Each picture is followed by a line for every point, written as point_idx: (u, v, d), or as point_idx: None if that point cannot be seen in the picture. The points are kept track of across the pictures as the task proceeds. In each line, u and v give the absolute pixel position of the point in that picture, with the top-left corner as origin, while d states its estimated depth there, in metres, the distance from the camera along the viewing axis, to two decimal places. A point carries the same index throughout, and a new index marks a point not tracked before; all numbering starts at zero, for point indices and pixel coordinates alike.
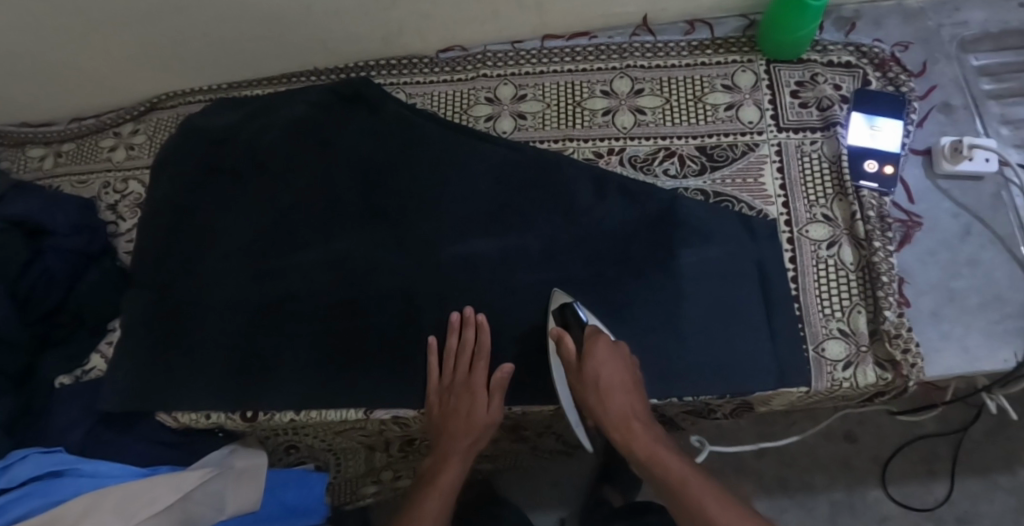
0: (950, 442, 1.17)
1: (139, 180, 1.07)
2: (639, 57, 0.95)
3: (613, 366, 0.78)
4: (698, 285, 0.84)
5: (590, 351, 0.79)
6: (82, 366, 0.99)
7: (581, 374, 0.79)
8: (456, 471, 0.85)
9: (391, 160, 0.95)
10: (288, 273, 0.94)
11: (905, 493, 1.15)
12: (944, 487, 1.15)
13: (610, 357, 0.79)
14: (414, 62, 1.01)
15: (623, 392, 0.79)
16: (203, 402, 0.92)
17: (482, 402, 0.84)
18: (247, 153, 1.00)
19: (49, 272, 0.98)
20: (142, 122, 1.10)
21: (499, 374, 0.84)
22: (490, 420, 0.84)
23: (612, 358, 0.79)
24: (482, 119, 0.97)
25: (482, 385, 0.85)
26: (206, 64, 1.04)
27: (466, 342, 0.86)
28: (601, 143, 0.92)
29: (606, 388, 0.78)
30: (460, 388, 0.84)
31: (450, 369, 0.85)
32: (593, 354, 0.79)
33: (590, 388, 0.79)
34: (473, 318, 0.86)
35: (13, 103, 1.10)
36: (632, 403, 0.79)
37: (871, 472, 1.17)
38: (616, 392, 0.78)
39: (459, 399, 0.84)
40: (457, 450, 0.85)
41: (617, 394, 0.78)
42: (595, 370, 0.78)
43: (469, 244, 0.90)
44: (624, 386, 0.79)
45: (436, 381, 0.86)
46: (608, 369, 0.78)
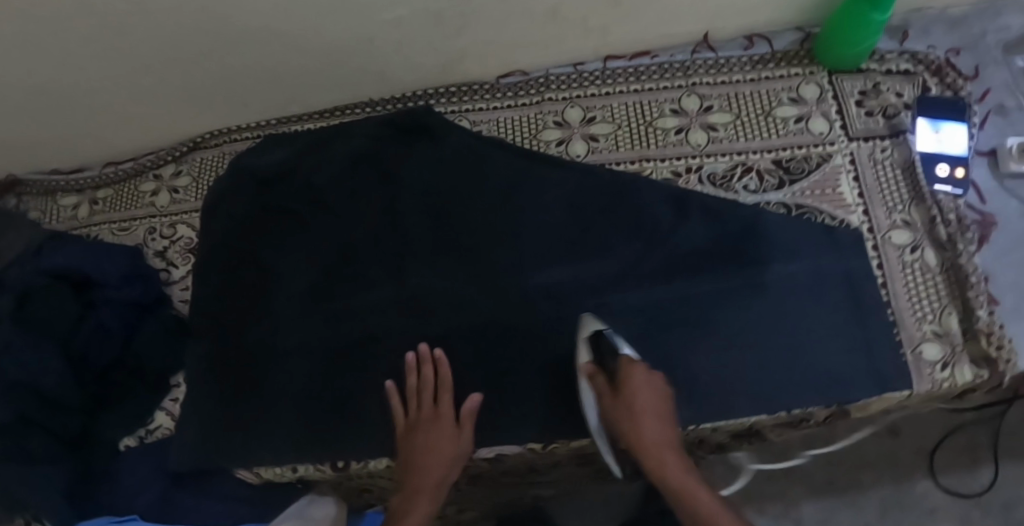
0: (987, 431, 1.19)
1: (188, 224, 1.02)
2: (703, 75, 0.96)
3: (651, 399, 0.79)
4: (791, 299, 0.85)
5: (624, 380, 0.80)
6: (146, 425, 0.94)
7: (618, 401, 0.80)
8: (421, 512, 0.80)
9: (462, 191, 0.93)
10: (364, 314, 0.90)
11: (953, 481, 1.17)
12: (989, 472, 1.17)
13: (650, 391, 0.80)
14: (474, 88, 0.99)
15: (657, 422, 0.79)
16: (287, 455, 0.88)
17: (450, 434, 0.83)
18: (306, 192, 0.96)
19: (102, 325, 0.93)
20: (184, 164, 1.05)
21: (469, 405, 0.83)
22: (456, 450, 0.83)
23: (652, 391, 0.80)
24: (552, 143, 0.96)
25: (450, 417, 0.84)
26: (253, 100, 1.00)
27: (426, 378, 0.85)
28: (678, 162, 0.92)
29: (643, 416, 0.79)
30: (426, 423, 0.83)
31: (414, 407, 0.84)
32: (630, 380, 0.80)
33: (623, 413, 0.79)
34: (429, 353, 0.86)
35: (44, 148, 1.04)
36: (664, 439, 0.80)
37: (918, 464, 1.19)
38: (650, 426, 0.79)
39: (427, 432, 0.83)
40: (421, 487, 0.81)
41: (651, 429, 0.79)
42: (633, 394, 0.79)
43: (556, 273, 0.88)
44: (660, 414, 0.79)
45: (401, 420, 0.84)
46: (644, 395, 0.79)
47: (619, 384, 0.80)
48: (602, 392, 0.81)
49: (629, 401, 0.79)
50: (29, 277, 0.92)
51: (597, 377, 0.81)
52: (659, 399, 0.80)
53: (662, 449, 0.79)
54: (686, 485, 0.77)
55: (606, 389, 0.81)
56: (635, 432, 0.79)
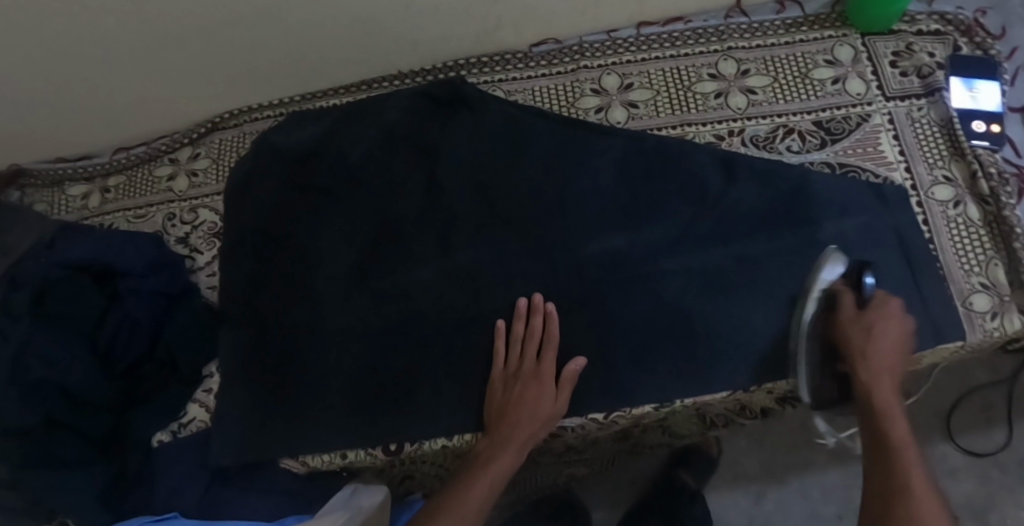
0: (1003, 391, 1.18)
1: (210, 208, 0.98)
2: (738, 39, 0.96)
3: (895, 332, 0.78)
4: (845, 256, 0.84)
5: (877, 311, 0.79)
6: (179, 419, 0.89)
7: (857, 324, 0.79)
8: (509, 461, 0.79)
9: (504, 162, 0.91)
10: (411, 291, 0.87)
11: (970, 441, 1.16)
12: (1003, 432, 1.16)
13: (893, 326, 0.78)
14: (506, 57, 0.97)
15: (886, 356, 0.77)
16: (336, 441, 0.85)
17: (548, 392, 0.82)
18: (339, 169, 0.93)
19: (130, 317, 0.88)
20: (201, 146, 1.01)
21: (572, 367, 0.82)
22: (551, 412, 0.81)
23: (894, 326, 0.79)
24: (591, 111, 0.94)
25: (550, 374, 0.82)
26: (278, 75, 0.96)
27: (534, 329, 0.83)
28: (720, 126, 0.91)
29: (879, 340, 0.78)
30: (527, 374, 0.82)
31: (517, 355, 0.83)
32: (883, 313, 0.79)
33: (862, 338, 0.78)
34: (542, 306, 0.84)
35: (51, 133, 0.98)
36: (894, 372, 0.77)
37: (936, 426, 1.17)
38: (879, 354, 0.77)
39: (525, 385, 0.81)
40: (514, 439, 0.80)
41: (875, 352, 0.77)
42: (881, 325, 0.78)
43: (608, 240, 0.86)
44: (898, 349, 0.78)
45: (501, 366, 0.83)
46: (887, 327, 0.78)
47: (872, 310, 0.79)
48: (845, 313, 0.80)
49: (875, 325, 0.78)
50: (45, 269, 0.86)
51: (847, 297, 0.80)
52: (901, 336, 0.78)
53: (886, 384, 0.77)
54: (890, 420, 0.74)
55: (851, 310, 0.80)
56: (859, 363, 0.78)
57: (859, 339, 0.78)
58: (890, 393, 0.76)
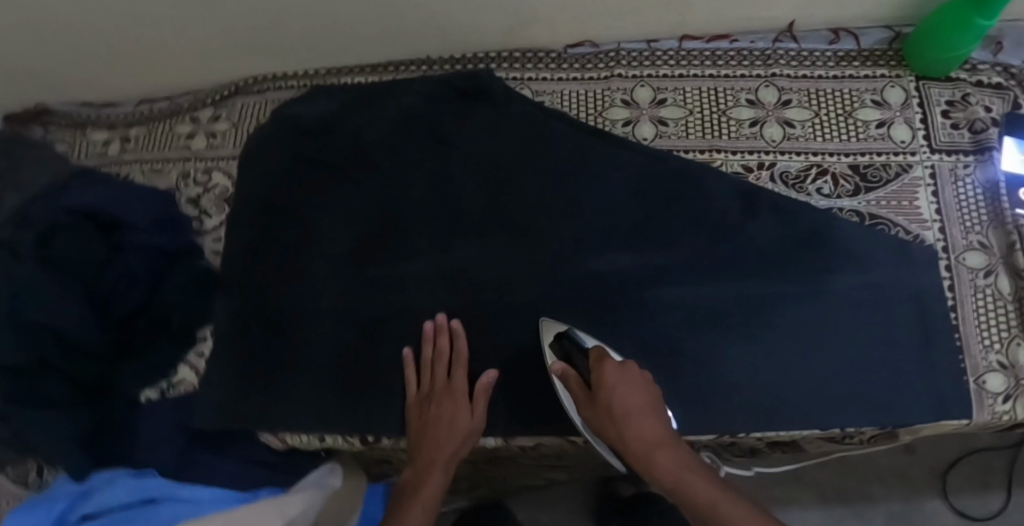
0: (1004, 457, 1.13)
1: (224, 171, 0.98)
2: (784, 66, 0.91)
3: (628, 394, 0.72)
4: (839, 317, 0.82)
5: (600, 373, 0.74)
6: (169, 378, 0.91)
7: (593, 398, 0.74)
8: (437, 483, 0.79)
9: (520, 164, 0.88)
10: (406, 284, 0.86)
11: (964, 503, 1.12)
12: (999, 499, 1.12)
13: (627, 382, 0.73)
14: (540, 56, 0.93)
15: (642, 414, 0.71)
16: (311, 425, 0.84)
17: (463, 409, 0.82)
18: (353, 148, 0.92)
19: (130, 272, 0.90)
20: (223, 108, 1.00)
21: (484, 380, 0.82)
22: (471, 426, 0.81)
23: (635, 383, 0.73)
24: (618, 123, 0.90)
25: (462, 392, 0.82)
26: (305, 45, 0.95)
27: (440, 350, 0.83)
28: (751, 156, 0.87)
29: (621, 404, 0.72)
30: (440, 395, 0.82)
31: (427, 377, 0.83)
32: (607, 378, 0.73)
33: (603, 415, 0.73)
34: (446, 325, 0.84)
35: (81, 76, 1.00)
36: (657, 433, 0.70)
37: (930, 483, 1.13)
38: (630, 417, 0.71)
39: (440, 406, 0.81)
40: (435, 459, 0.80)
41: (648, 420, 0.71)
42: (615, 393, 0.72)
43: (611, 260, 0.85)
44: (644, 407, 0.72)
45: (414, 391, 0.83)
46: (624, 389, 0.73)
47: (591, 383, 0.75)
48: (576, 391, 0.76)
49: (598, 396, 0.73)
50: (54, 213, 0.89)
51: (574, 374, 0.77)
52: (644, 393, 0.73)
53: (669, 444, 0.70)
54: (681, 482, 0.67)
55: (580, 384, 0.76)
56: (621, 436, 0.71)
57: (608, 411, 0.72)
58: (666, 449, 0.69)
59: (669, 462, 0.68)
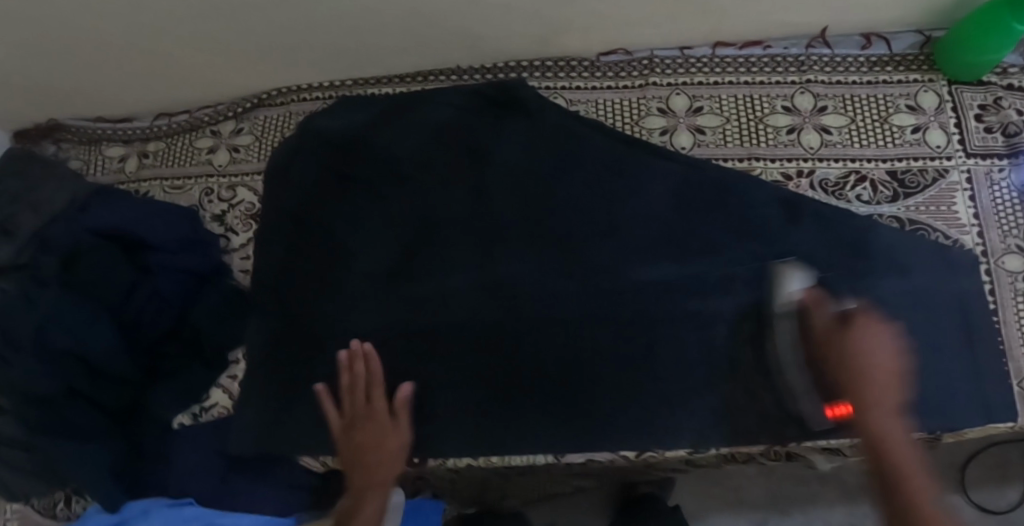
0: None
1: (249, 187, 0.95)
2: (818, 72, 0.90)
3: (881, 352, 0.75)
4: (901, 317, 0.80)
5: (861, 325, 0.76)
6: (201, 402, 0.88)
7: (840, 342, 0.76)
8: (374, 504, 0.84)
9: (558, 176, 0.87)
10: (446, 302, 0.84)
11: (982, 496, 1.13)
12: (1018, 491, 1.12)
13: (878, 342, 0.76)
14: (572, 64, 0.92)
15: (890, 376, 0.75)
16: (360, 447, 0.84)
17: (389, 427, 0.84)
18: (383, 162, 0.90)
19: (158, 293, 0.87)
20: (246, 121, 0.98)
21: (402, 398, 0.83)
22: (392, 442, 0.84)
23: (890, 344, 0.76)
24: (655, 132, 0.90)
25: (384, 411, 0.84)
26: (329, 57, 0.92)
27: (358, 375, 0.83)
28: (790, 164, 0.87)
29: (875, 356, 0.75)
30: (364, 420, 0.83)
31: (348, 403, 0.84)
32: (869, 328, 0.76)
33: (844, 359, 0.75)
34: (360, 348, 0.83)
35: (95, 92, 0.97)
36: (894, 392, 0.74)
37: (951, 478, 1.13)
38: (875, 373, 0.75)
39: (367, 430, 0.83)
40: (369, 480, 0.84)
41: (879, 379, 0.74)
42: (865, 347, 0.75)
43: (653, 272, 0.84)
44: (892, 369, 0.75)
45: (338, 421, 0.84)
46: (878, 344, 0.75)
47: (851, 328, 0.76)
48: (818, 326, 0.78)
49: (852, 344, 0.76)
50: (73, 234, 0.88)
51: (823, 311, 0.78)
52: (893, 357, 0.76)
53: (892, 408, 0.74)
54: (890, 443, 0.71)
55: (827, 329, 0.77)
56: (875, 381, 0.74)
57: (845, 359, 0.75)
58: (888, 412, 0.73)
59: (892, 426, 0.72)
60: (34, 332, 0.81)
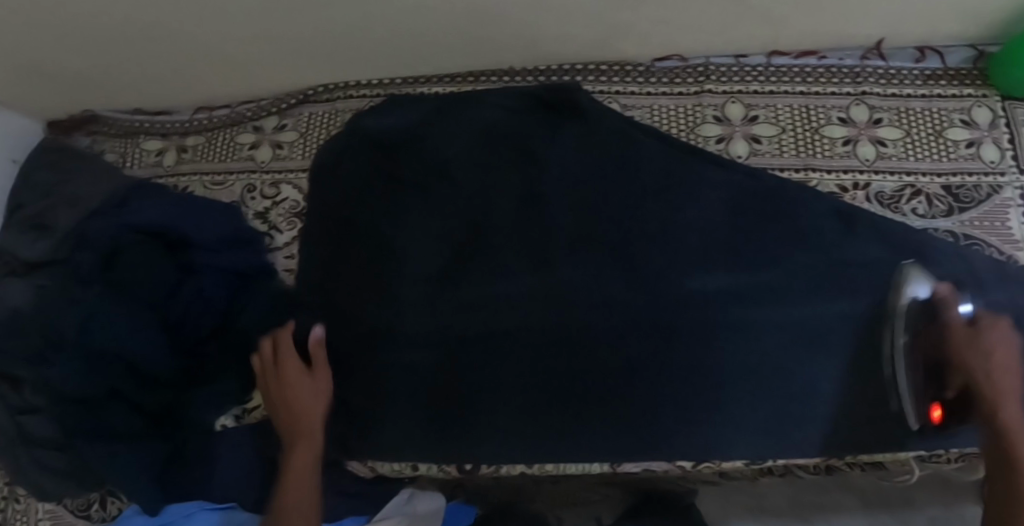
0: None
1: (294, 184, 0.94)
2: (874, 84, 0.90)
3: (1008, 355, 0.77)
4: None
5: (993, 330, 0.78)
6: (244, 402, 0.88)
7: (977, 351, 0.77)
8: (306, 475, 0.79)
9: (614, 180, 0.85)
10: (501, 306, 0.83)
11: None
12: None
13: (1010, 344, 0.77)
14: (627, 69, 0.92)
15: (1007, 376, 0.76)
16: (407, 452, 0.83)
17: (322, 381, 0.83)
18: (432, 162, 0.88)
19: (201, 293, 0.85)
20: (289, 117, 0.96)
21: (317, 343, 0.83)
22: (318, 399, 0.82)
23: (1007, 341, 0.78)
24: (711, 140, 0.89)
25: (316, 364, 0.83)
26: (381, 54, 0.91)
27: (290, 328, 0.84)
28: (846, 176, 0.87)
29: (1003, 363, 0.76)
30: (297, 372, 0.82)
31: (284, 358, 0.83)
32: (996, 336, 0.78)
33: (979, 368, 0.76)
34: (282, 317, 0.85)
35: (137, 84, 0.95)
36: (1013, 395, 0.76)
37: None
38: (999, 377, 0.76)
39: (302, 381, 0.82)
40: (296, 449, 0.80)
41: (1004, 381, 0.76)
42: (999, 353, 0.77)
43: (712, 279, 0.82)
44: (1014, 370, 0.76)
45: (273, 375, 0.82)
46: (1003, 350, 0.77)
47: (980, 331, 0.78)
48: (947, 334, 0.78)
49: (981, 350, 0.77)
50: (114, 232, 0.85)
51: (954, 313, 0.78)
52: (1013, 357, 0.77)
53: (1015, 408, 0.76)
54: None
55: (964, 333, 0.78)
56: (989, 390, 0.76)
57: (975, 368, 0.77)
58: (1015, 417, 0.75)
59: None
60: (77, 331, 0.79)
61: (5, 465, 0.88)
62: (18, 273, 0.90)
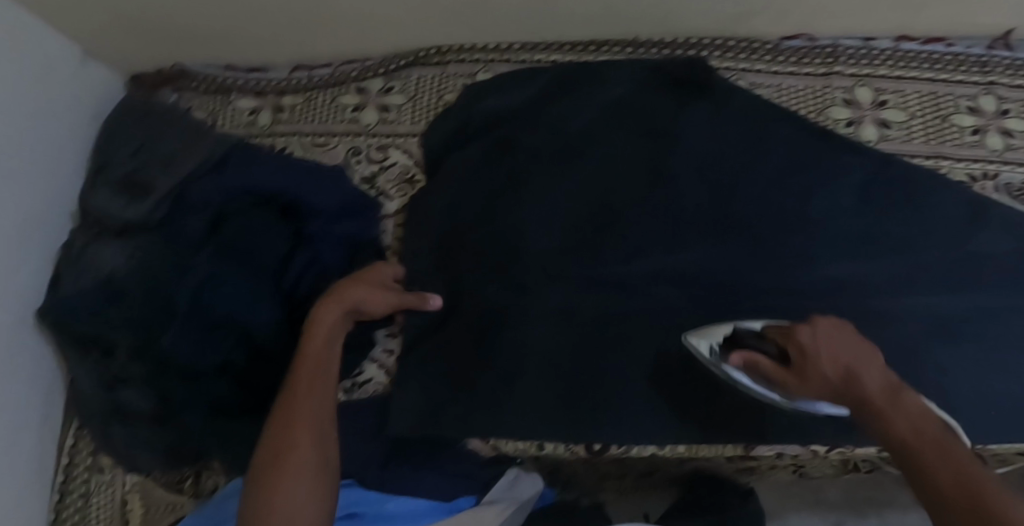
0: None
1: (402, 149, 0.91)
2: (1004, 74, 0.88)
3: (838, 348, 0.63)
4: None
5: (811, 336, 0.64)
6: (355, 375, 0.86)
7: (796, 368, 0.65)
8: (313, 411, 0.70)
9: (745, 158, 0.84)
10: (630, 286, 0.81)
11: None
12: None
13: (835, 339, 0.63)
14: (756, 47, 0.90)
15: (865, 361, 0.62)
16: (534, 431, 0.78)
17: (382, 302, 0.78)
18: (558, 132, 0.86)
19: (318, 260, 0.82)
20: (396, 80, 0.94)
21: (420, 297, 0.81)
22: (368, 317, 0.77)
23: (833, 332, 0.64)
24: (839, 123, 0.88)
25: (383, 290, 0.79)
26: (504, 18, 0.88)
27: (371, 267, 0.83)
28: (975, 165, 0.85)
29: (842, 361, 0.62)
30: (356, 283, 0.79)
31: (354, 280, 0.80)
32: (807, 345, 0.64)
33: (810, 378, 0.63)
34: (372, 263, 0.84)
35: (244, 40, 0.92)
36: (886, 380, 0.60)
37: None
38: (843, 374, 0.62)
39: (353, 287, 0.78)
40: (300, 394, 0.70)
41: (875, 366, 0.62)
42: (815, 359, 0.63)
43: (849, 266, 0.81)
44: (860, 355, 0.62)
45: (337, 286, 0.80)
46: (833, 343, 0.63)
47: (790, 337, 0.67)
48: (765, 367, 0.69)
49: (803, 370, 0.64)
50: (225, 195, 0.82)
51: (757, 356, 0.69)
52: (849, 342, 0.63)
53: (891, 391, 0.60)
54: (915, 444, 0.55)
55: (772, 367, 0.68)
56: (851, 383, 0.61)
57: (823, 379, 0.63)
58: (886, 397, 0.59)
59: (904, 420, 0.57)
60: (192, 296, 0.76)
61: (94, 433, 0.84)
62: (114, 232, 0.86)
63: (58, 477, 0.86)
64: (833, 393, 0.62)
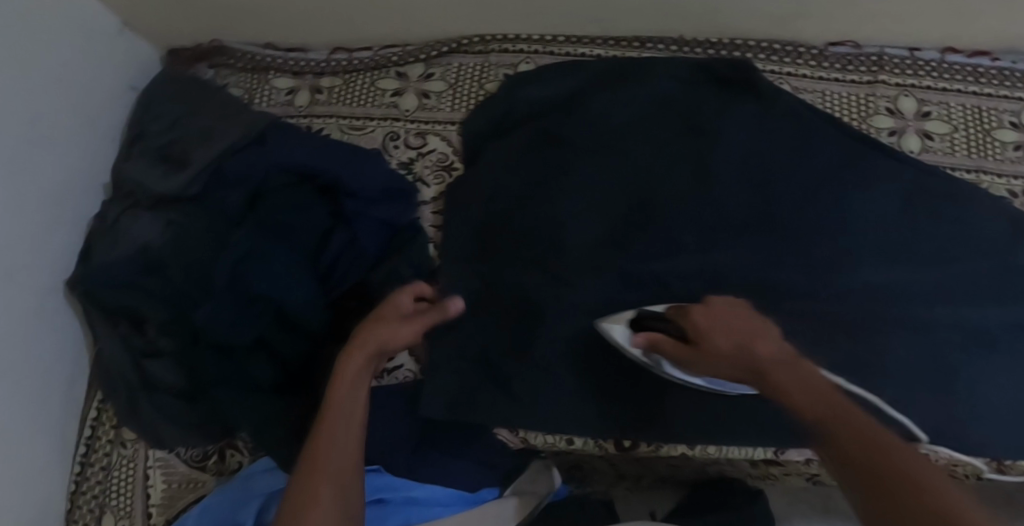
0: None
1: (441, 136, 0.91)
2: None
3: (737, 325, 0.60)
4: None
5: (705, 316, 0.62)
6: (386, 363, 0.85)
7: (694, 348, 0.62)
8: (334, 460, 0.64)
9: (786, 161, 0.83)
10: (666, 283, 0.79)
11: None
12: None
13: (734, 317, 0.61)
14: (800, 51, 0.90)
15: (763, 335, 0.59)
16: (565, 425, 0.78)
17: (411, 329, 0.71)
18: (600, 127, 0.86)
19: (355, 242, 0.82)
20: (437, 66, 0.93)
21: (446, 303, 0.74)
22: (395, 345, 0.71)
23: (731, 310, 0.62)
24: (883, 131, 0.87)
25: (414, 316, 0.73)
26: (551, 10, 0.88)
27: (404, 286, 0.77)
28: (1017, 181, 0.85)
29: (737, 334, 0.59)
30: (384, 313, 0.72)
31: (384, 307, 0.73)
32: (705, 323, 0.62)
33: (710, 355, 0.60)
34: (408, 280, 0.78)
35: (287, 19, 0.91)
36: (784, 354, 0.58)
37: None
38: (740, 350, 0.59)
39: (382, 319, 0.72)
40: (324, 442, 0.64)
41: (770, 336, 0.59)
42: (715, 336, 0.60)
43: (888, 274, 0.80)
44: (753, 330, 0.60)
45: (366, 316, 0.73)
46: (731, 321, 0.61)
47: (688, 315, 0.64)
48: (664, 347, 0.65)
49: (700, 345, 0.61)
50: (263, 172, 0.81)
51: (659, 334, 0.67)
52: (750, 320, 0.61)
53: (788, 364, 0.57)
54: (823, 416, 0.53)
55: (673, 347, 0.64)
56: (746, 359, 0.58)
57: (723, 354, 0.59)
58: (784, 369, 0.57)
59: (804, 396, 0.55)
60: (227, 270, 0.76)
61: (118, 406, 0.83)
62: (147, 204, 0.85)
63: (79, 448, 0.85)
64: (731, 371, 0.59)
